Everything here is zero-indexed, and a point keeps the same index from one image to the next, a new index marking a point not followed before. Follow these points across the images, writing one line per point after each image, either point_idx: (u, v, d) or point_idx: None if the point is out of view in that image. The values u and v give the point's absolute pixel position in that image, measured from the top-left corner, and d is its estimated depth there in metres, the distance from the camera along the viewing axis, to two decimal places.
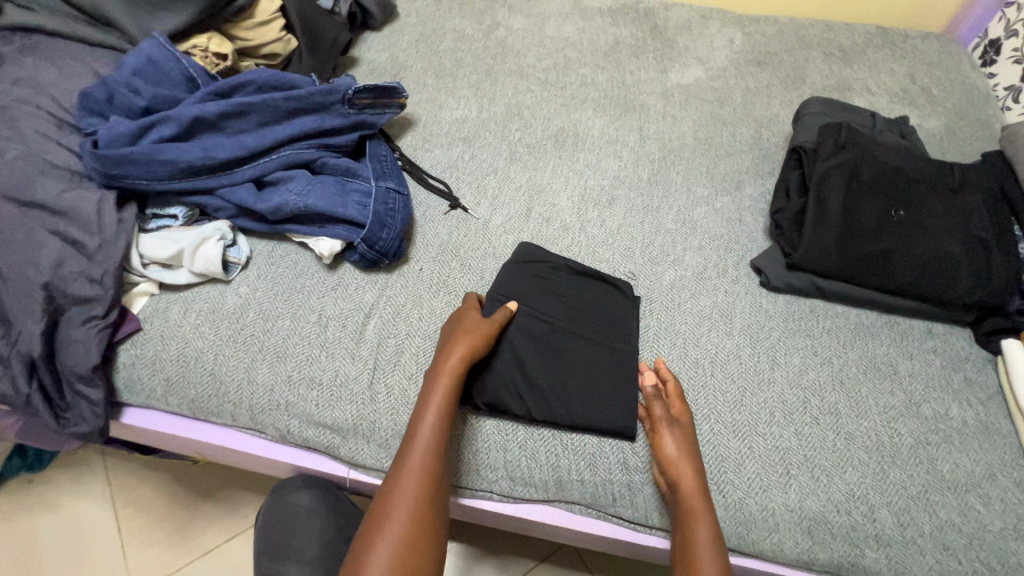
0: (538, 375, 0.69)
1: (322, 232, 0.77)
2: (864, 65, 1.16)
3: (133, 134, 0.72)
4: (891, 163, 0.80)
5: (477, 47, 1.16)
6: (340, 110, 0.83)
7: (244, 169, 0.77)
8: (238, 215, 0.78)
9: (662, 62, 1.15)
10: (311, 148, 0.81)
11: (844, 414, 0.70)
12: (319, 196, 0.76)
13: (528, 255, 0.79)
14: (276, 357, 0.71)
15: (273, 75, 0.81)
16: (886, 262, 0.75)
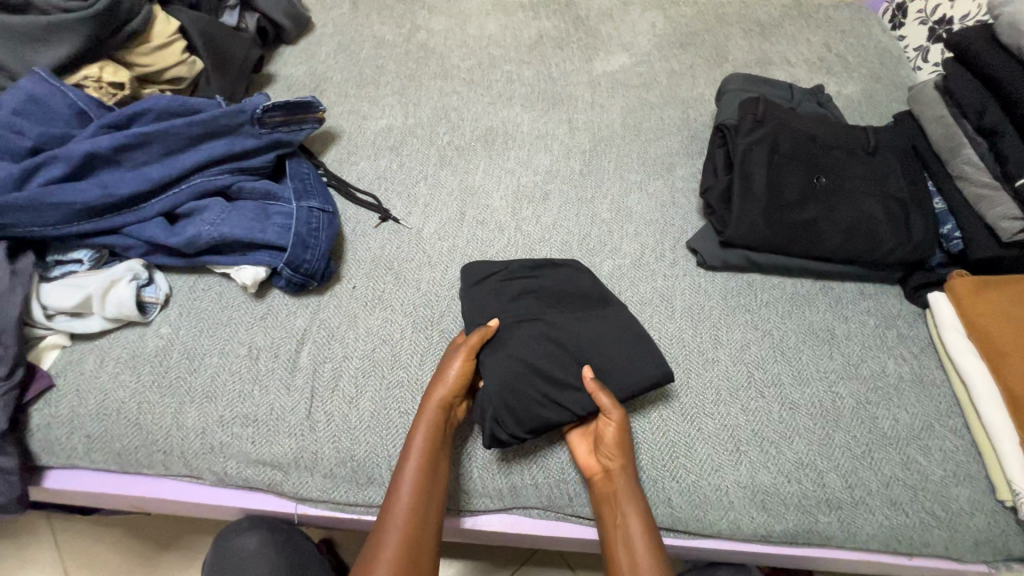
0: (556, 371, 0.65)
1: (243, 260, 0.73)
2: (782, 38, 1.18)
3: (20, 178, 0.67)
4: (808, 133, 0.81)
5: (399, 52, 1.13)
6: (252, 131, 0.80)
7: (151, 204, 0.73)
8: (151, 252, 0.73)
9: (586, 52, 1.15)
10: (224, 174, 0.77)
11: (787, 384, 0.71)
12: (235, 223, 0.73)
13: (473, 276, 0.74)
14: (205, 398, 0.67)
15: (174, 101, 0.77)
16: (815, 231, 0.76)
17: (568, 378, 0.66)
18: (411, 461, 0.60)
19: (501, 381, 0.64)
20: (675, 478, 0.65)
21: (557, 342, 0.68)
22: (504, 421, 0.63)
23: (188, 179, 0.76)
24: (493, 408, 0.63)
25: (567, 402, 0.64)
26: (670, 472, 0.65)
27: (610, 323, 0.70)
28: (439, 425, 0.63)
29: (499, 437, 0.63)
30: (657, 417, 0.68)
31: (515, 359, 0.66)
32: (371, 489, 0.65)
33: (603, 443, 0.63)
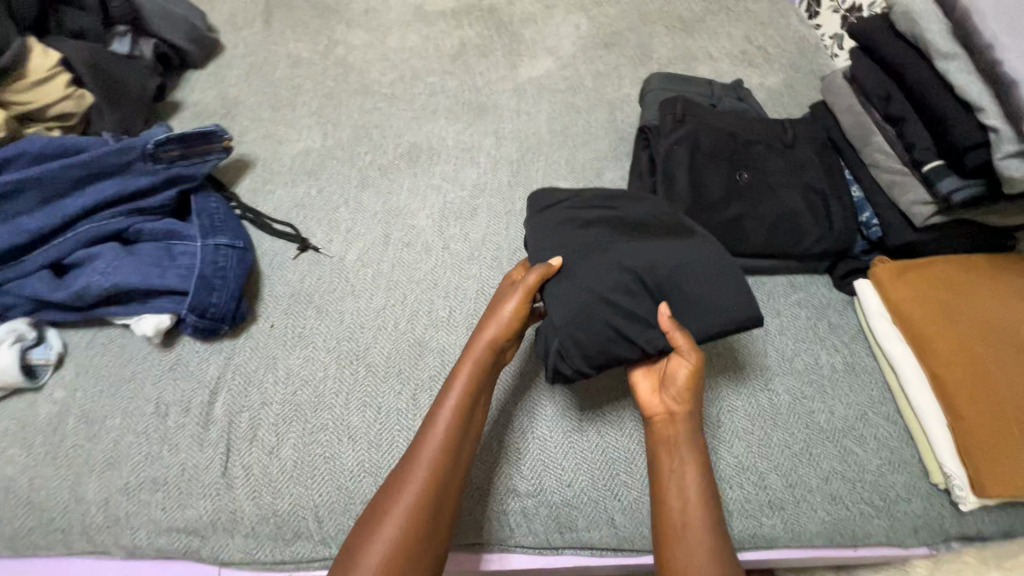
0: (630, 303, 0.59)
1: (143, 309, 0.67)
2: (704, 33, 1.19)
3: None
4: (728, 129, 0.81)
5: (316, 69, 1.08)
6: (144, 168, 0.74)
7: (35, 256, 0.68)
8: (40, 308, 0.67)
9: (511, 58, 1.12)
10: (116, 217, 0.72)
11: (724, 387, 0.70)
12: (129, 270, 0.67)
13: (540, 204, 0.71)
14: (108, 464, 0.61)
15: (50, 142, 0.71)
16: (738, 225, 0.75)
17: (643, 312, 0.59)
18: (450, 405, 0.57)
19: (566, 313, 0.59)
20: (616, 497, 0.63)
21: (632, 271, 0.60)
22: (568, 353, 0.58)
23: (75, 225, 0.70)
24: (559, 340, 0.59)
25: (641, 340, 0.58)
26: (611, 492, 0.63)
27: (701, 254, 0.61)
28: (481, 368, 0.59)
29: (562, 371, 0.60)
30: (596, 434, 0.66)
31: (583, 290, 0.59)
32: (297, 544, 0.60)
33: (673, 384, 0.59)
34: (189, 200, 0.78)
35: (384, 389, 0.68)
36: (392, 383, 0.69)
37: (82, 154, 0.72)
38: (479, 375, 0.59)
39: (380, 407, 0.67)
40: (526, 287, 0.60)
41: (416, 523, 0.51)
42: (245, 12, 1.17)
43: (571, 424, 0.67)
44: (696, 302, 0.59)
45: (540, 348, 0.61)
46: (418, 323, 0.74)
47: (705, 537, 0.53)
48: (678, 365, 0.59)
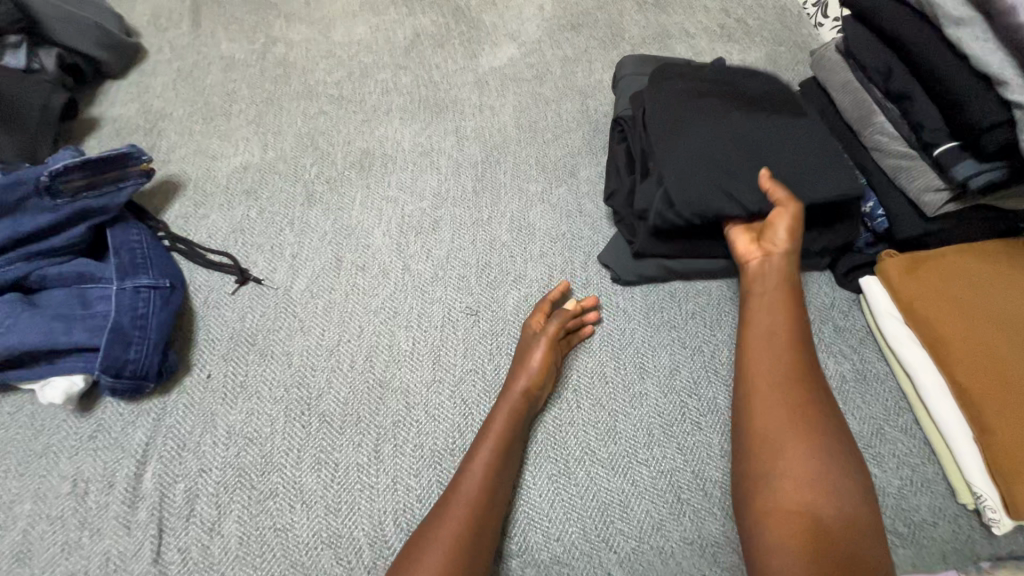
0: (731, 163, 0.64)
1: (50, 372, 0.58)
2: (679, 7, 1.10)
3: None
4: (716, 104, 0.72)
5: (253, 72, 0.97)
6: (43, 203, 0.64)
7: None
8: None
9: (470, 47, 1.02)
10: (16, 262, 0.62)
11: (724, 409, 0.63)
12: (27, 328, 0.57)
13: (666, 76, 0.75)
14: (16, 561, 0.52)
15: None
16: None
17: (744, 172, 0.64)
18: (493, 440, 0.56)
19: (678, 168, 0.64)
20: (612, 548, 0.55)
21: (737, 137, 0.65)
22: (674, 201, 0.63)
23: None
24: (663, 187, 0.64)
25: (740, 197, 0.63)
26: (606, 542, 0.56)
27: (810, 133, 0.67)
28: (518, 406, 0.58)
29: (666, 219, 0.64)
30: (586, 476, 0.59)
31: (692, 143, 0.65)
32: None
33: (773, 234, 0.62)
34: (105, 235, 0.68)
35: (341, 442, 0.59)
36: (351, 433, 0.60)
37: None
38: (517, 411, 0.58)
39: (337, 463, 0.58)
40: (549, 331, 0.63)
41: (471, 524, 0.51)
42: (170, 11, 1.05)
43: (555, 468, 0.59)
44: (804, 180, 0.63)
45: (656, 191, 0.66)
46: (377, 360, 0.65)
47: (804, 432, 0.53)
48: (778, 217, 0.61)
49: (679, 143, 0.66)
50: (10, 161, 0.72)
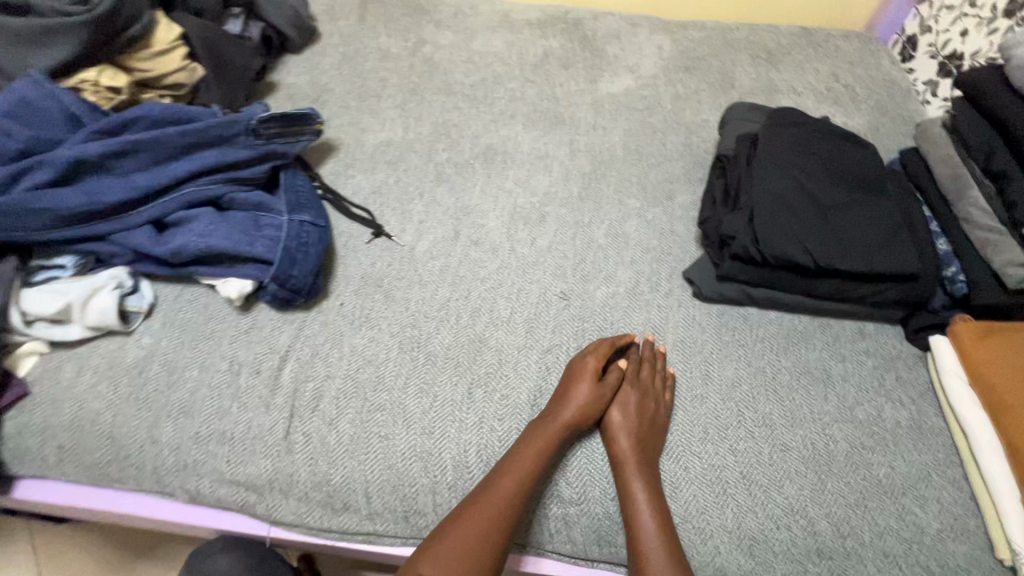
0: (810, 218, 0.73)
1: (230, 273, 0.72)
2: (789, 66, 1.17)
3: (7, 181, 0.66)
4: (818, 153, 0.79)
5: (403, 65, 1.12)
6: (245, 142, 0.79)
7: (140, 211, 0.72)
8: (139, 260, 0.72)
9: (592, 72, 1.14)
10: (216, 184, 0.76)
11: (778, 425, 0.69)
12: (222, 235, 0.71)
13: (780, 122, 0.82)
14: (182, 413, 0.66)
15: (167, 109, 0.76)
16: (811, 237, 0.72)
17: (819, 231, 0.73)
18: (525, 461, 0.62)
19: (767, 210, 0.73)
20: None
21: (819, 198, 0.74)
22: (758, 239, 0.72)
23: (179, 188, 0.75)
24: (750, 227, 0.74)
25: (814, 250, 0.71)
26: None
27: (887, 208, 0.75)
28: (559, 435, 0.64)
29: (745, 253, 0.73)
30: None
31: (783, 192, 0.74)
32: (346, 515, 0.64)
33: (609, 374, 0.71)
34: (279, 175, 0.83)
35: (440, 379, 0.70)
36: (450, 373, 0.71)
37: (193, 123, 0.77)
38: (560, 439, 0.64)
39: (436, 395, 0.69)
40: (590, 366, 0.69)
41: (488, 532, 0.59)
42: (342, 4, 1.23)
43: None
44: (871, 249, 0.71)
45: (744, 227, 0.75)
46: (479, 320, 0.76)
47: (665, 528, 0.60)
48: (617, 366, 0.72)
49: (773, 189, 0.75)
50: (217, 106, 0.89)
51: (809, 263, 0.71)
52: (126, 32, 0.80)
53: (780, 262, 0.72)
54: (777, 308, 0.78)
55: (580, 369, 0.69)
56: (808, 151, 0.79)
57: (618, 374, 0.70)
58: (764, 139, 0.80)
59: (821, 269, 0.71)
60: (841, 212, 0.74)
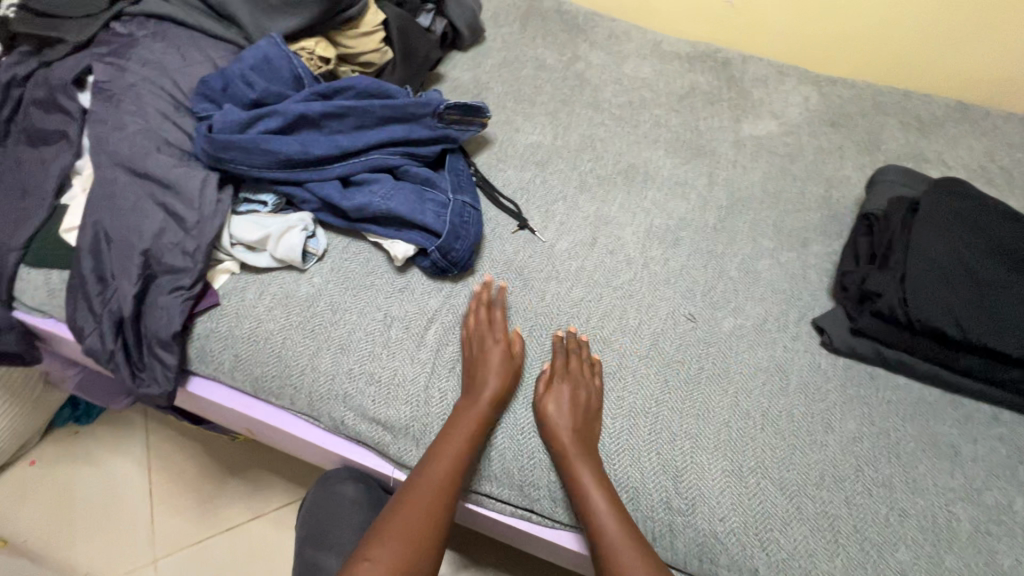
0: (965, 290, 0.73)
1: (398, 236, 0.79)
2: (942, 138, 1.14)
3: (243, 123, 0.77)
4: (982, 229, 0.77)
5: (557, 76, 1.18)
6: (429, 123, 0.88)
7: (332, 167, 0.81)
8: (322, 209, 0.82)
9: (736, 111, 1.15)
10: (398, 155, 0.85)
11: (898, 489, 0.68)
12: (400, 201, 0.79)
13: (942, 193, 0.82)
14: (340, 349, 0.73)
15: (372, 83, 0.85)
16: (964, 310, 0.71)
17: (973, 306, 0.72)
18: (453, 439, 0.66)
19: (919, 275, 0.73)
20: (764, 550, 0.64)
21: (976, 273, 0.74)
22: (907, 301, 0.72)
23: (367, 153, 0.84)
24: (898, 288, 0.74)
25: (965, 323, 0.70)
26: (761, 542, 0.64)
27: None
28: (479, 414, 0.68)
29: (888, 312, 0.74)
30: (756, 484, 0.67)
31: (938, 261, 0.74)
32: (465, 473, 0.70)
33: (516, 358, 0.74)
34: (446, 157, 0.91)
35: None
36: None
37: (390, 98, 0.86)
38: (477, 419, 0.67)
39: None
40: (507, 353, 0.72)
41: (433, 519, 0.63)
42: (505, 11, 1.30)
43: (733, 467, 0.69)
44: None
45: (891, 287, 0.75)
46: (608, 324, 0.80)
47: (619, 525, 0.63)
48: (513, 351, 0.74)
49: (927, 256, 0.75)
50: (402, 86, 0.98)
51: (958, 335, 0.70)
52: (344, 13, 0.92)
53: (927, 328, 0.71)
54: (908, 374, 0.77)
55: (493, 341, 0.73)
56: (970, 224, 0.78)
57: (517, 356, 0.74)
58: (925, 207, 0.80)
59: (971, 343, 0.70)
60: (1000, 292, 0.72)
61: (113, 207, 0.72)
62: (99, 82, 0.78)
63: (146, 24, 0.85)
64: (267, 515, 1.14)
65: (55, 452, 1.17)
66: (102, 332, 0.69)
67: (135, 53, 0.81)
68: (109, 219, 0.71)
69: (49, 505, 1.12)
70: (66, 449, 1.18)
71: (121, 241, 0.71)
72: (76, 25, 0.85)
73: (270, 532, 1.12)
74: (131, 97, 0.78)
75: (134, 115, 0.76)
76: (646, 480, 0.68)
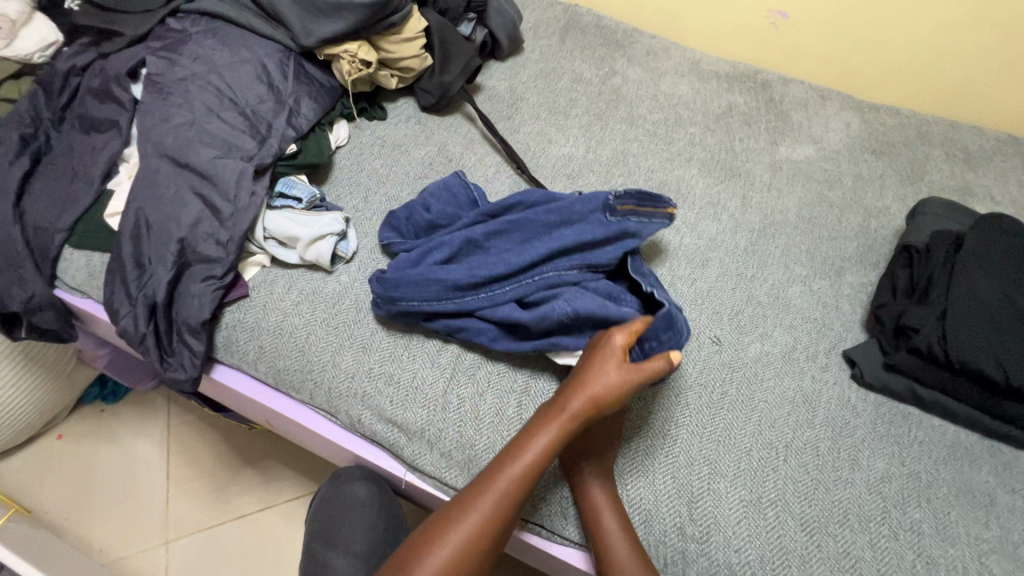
0: (1010, 333, 0.69)
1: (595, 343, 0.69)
2: (990, 172, 1.10)
3: (415, 260, 0.77)
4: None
5: (593, 90, 1.17)
6: (600, 218, 0.76)
7: (508, 289, 0.73)
8: (500, 334, 0.73)
9: (774, 134, 1.13)
10: (575, 268, 0.74)
11: (927, 535, 0.65)
12: (587, 304, 0.69)
13: (988, 229, 0.79)
14: (361, 348, 0.74)
15: (540, 194, 0.81)
16: (1008, 354, 0.68)
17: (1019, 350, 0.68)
18: (531, 449, 0.62)
19: (961, 313, 0.71)
20: None
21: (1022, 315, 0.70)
22: (947, 340, 0.70)
23: (540, 267, 0.74)
24: (938, 326, 0.71)
25: (1009, 367, 0.67)
26: None
27: None
28: (564, 432, 0.63)
29: (927, 351, 0.71)
30: (775, 518, 0.65)
31: (982, 300, 0.71)
32: None
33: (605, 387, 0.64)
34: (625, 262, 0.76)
35: None
36: None
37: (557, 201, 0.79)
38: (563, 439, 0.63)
39: None
40: (609, 380, 0.63)
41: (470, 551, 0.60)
42: (545, 23, 1.31)
43: (752, 497, 0.66)
44: None
45: (931, 324, 0.72)
46: None
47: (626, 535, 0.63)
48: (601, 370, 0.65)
49: (970, 294, 0.72)
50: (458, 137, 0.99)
51: (1001, 379, 0.67)
52: (387, 19, 0.93)
53: (968, 370, 0.68)
54: (943, 416, 0.74)
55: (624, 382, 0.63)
56: (1017, 264, 0.75)
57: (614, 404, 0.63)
58: (970, 243, 0.77)
59: (1014, 389, 0.67)
60: None
61: (155, 195, 0.74)
62: (152, 75, 0.82)
63: (199, 21, 0.89)
64: (277, 506, 1.15)
65: (82, 427, 1.21)
66: (135, 316, 0.71)
67: (187, 48, 0.85)
68: (150, 206, 0.74)
69: (70, 480, 1.15)
70: (92, 425, 1.21)
71: (160, 228, 0.73)
72: (134, 18, 0.88)
73: (279, 523, 1.13)
74: (180, 91, 0.80)
75: (181, 107, 0.79)
76: (660, 503, 0.66)
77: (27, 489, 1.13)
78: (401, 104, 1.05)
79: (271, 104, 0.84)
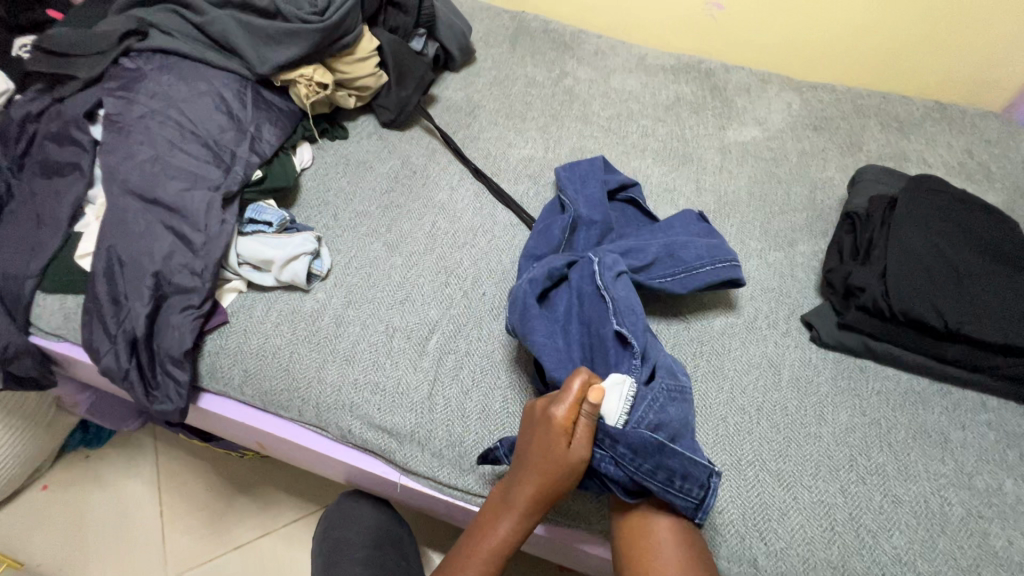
0: (943, 282, 0.76)
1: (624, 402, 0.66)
2: (921, 138, 1.18)
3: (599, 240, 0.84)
4: (957, 225, 0.81)
5: (546, 93, 1.21)
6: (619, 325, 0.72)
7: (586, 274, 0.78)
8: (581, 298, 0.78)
9: (720, 119, 1.19)
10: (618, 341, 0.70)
11: (892, 477, 0.70)
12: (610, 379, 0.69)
13: (918, 191, 0.86)
14: (345, 360, 0.76)
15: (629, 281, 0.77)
16: (943, 302, 0.74)
17: (951, 296, 0.75)
18: (493, 540, 0.63)
19: (900, 269, 0.77)
20: (763, 540, 0.66)
21: (951, 265, 0.77)
22: (889, 295, 0.76)
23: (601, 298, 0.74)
24: (880, 282, 0.77)
25: (946, 312, 0.73)
26: (760, 533, 0.66)
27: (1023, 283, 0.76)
28: (526, 519, 0.63)
29: (873, 306, 0.77)
30: (755, 477, 0.69)
31: (917, 254, 0.78)
32: (470, 477, 0.71)
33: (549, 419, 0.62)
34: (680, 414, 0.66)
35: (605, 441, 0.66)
36: None
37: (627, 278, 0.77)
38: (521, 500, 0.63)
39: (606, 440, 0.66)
40: (547, 433, 0.61)
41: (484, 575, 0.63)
42: (494, 33, 1.34)
43: (733, 460, 0.71)
44: (1006, 321, 0.72)
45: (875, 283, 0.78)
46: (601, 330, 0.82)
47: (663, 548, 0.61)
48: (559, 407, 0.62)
49: (904, 250, 0.78)
50: (412, 170, 1.01)
51: (940, 325, 0.73)
52: (340, 41, 0.96)
53: (910, 319, 0.74)
54: (897, 367, 0.80)
55: (573, 466, 0.61)
56: (942, 219, 0.82)
57: (552, 462, 0.61)
58: (902, 204, 0.84)
59: (953, 332, 0.73)
60: (975, 283, 0.76)
61: (125, 232, 0.75)
62: (111, 115, 0.83)
63: (152, 58, 0.90)
64: (275, 532, 1.15)
65: (68, 475, 1.19)
66: (117, 352, 0.72)
67: (144, 85, 0.86)
68: (122, 243, 0.75)
69: (60, 530, 1.14)
70: (77, 471, 1.20)
71: (133, 264, 0.74)
72: (86, 60, 0.88)
73: (280, 548, 1.13)
74: (140, 128, 0.82)
75: (143, 144, 0.81)
76: None
77: (16, 545, 1.11)
78: (361, 123, 1.07)
79: (233, 133, 0.86)
